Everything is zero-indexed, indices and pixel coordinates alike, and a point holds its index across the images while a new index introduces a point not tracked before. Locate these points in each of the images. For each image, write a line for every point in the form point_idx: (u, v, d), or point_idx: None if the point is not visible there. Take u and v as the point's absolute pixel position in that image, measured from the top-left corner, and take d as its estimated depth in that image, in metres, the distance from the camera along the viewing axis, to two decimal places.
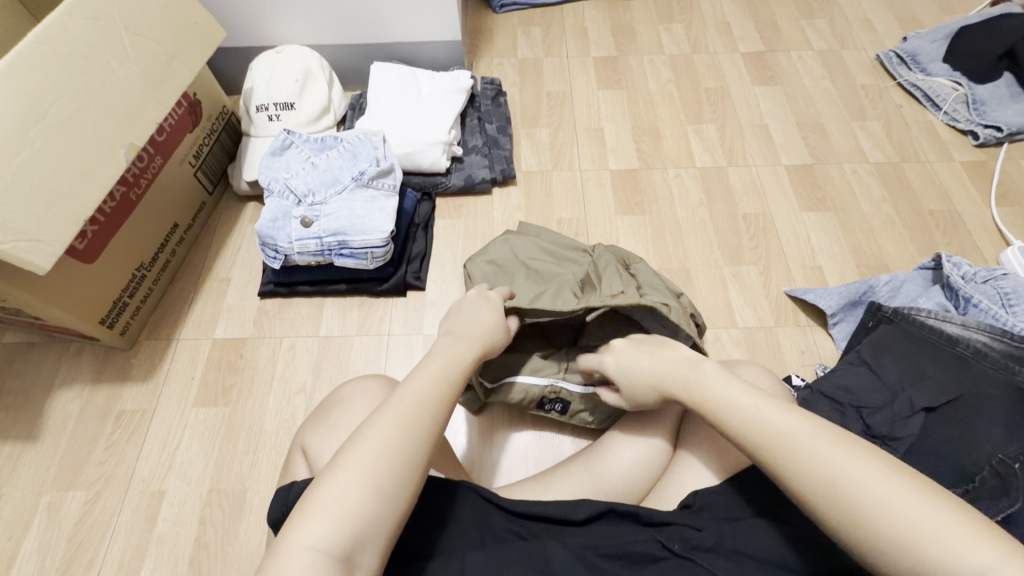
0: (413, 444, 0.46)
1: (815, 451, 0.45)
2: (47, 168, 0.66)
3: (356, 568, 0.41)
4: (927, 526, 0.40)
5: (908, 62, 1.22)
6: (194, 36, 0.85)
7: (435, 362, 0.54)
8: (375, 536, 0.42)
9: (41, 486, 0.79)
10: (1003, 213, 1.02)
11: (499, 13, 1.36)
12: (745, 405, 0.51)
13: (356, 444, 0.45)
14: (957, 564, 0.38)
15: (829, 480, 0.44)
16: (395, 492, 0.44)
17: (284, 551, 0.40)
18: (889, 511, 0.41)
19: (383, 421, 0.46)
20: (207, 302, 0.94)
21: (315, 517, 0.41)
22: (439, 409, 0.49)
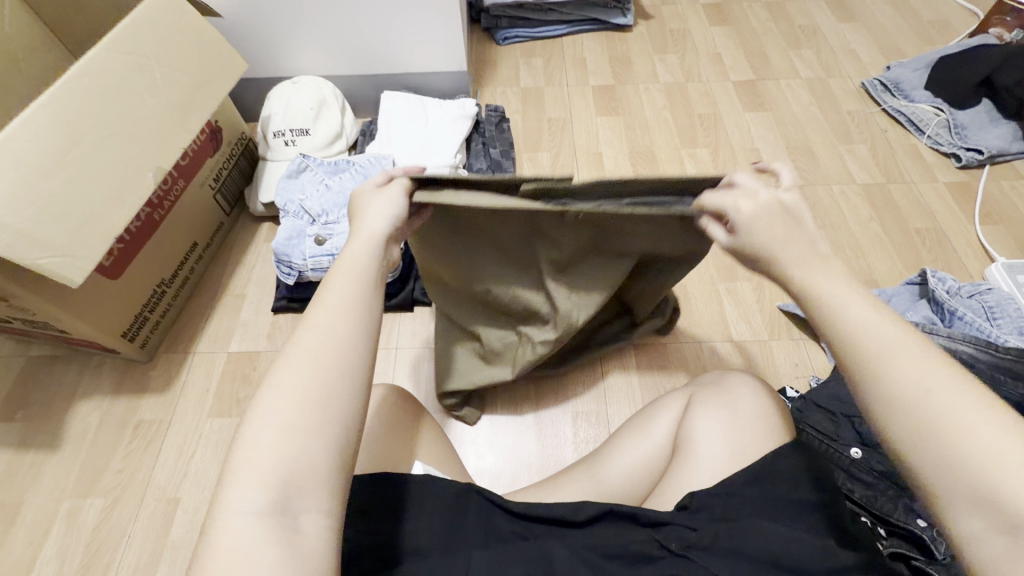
0: (320, 377, 0.41)
1: (901, 364, 0.39)
2: (84, 190, 0.71)
3: (299, 516, 0.38)
4: (998, 462, 0.35)
5: (892, 90, 1.28)
6: (218, 68, 0.91)
7: (338, 278, 0.45)
8: (313, 479, 0.39)
9: (62, 493, 0.81)
10: (987, 231, 1.06)
11: (502, 46, 1.44)
12: (840, 291, 0.43)
13: (262, 392, 0.40)
14: (1022, 512, 0.34)
15: (911, 394, 0.38)
16: (315, 426, 0.39)
17: (215, 524, 0.37)
18: (951, 440, 0.36)
19: (285, 363, 0.41)
20: (223, 317, 0.98)
21: (238, 482, 0.38)
22: (350, 326, 0.43)
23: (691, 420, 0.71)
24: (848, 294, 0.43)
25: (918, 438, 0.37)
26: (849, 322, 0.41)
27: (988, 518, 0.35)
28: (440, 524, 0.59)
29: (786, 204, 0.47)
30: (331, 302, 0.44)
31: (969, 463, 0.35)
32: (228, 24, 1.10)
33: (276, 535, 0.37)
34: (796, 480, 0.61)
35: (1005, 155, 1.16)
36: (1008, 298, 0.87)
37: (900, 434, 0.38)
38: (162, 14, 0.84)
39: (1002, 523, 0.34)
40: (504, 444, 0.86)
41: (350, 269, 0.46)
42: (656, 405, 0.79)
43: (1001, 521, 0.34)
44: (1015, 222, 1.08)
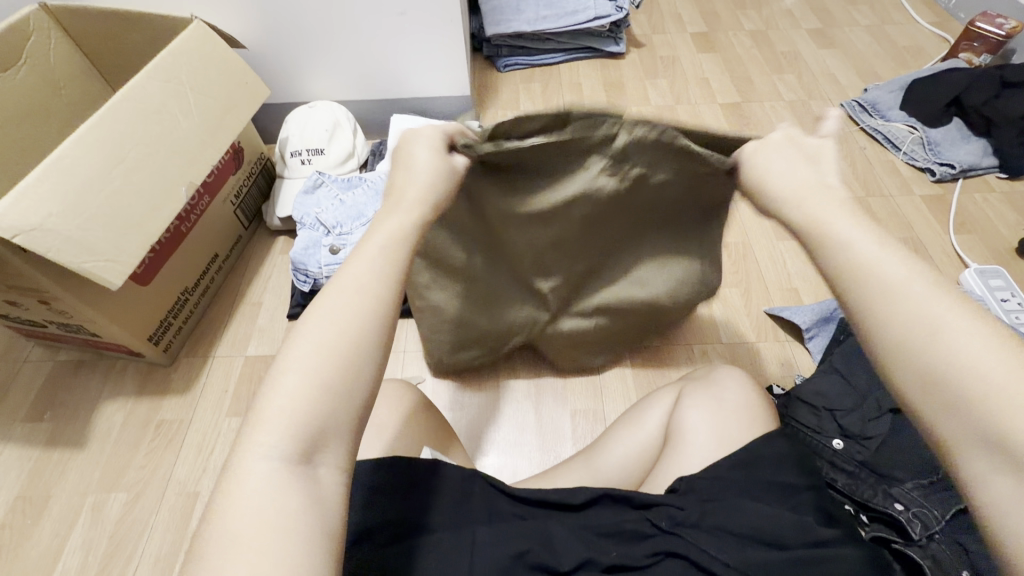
0: (348, 337, 0.43)
1: (910, 310, 0.38)
2: (123, 201, 0.78)
3: (318, 465, 0.41)
4: (1007, 407, 0.34)
5: (869, 110, 1.36)
6: (244, 92, 0.99)
7: (370, 246, 0.47)
8: (332, 434, 0.41)
9: (87, 488, 0.86)
10: (961, 240, 1.13)
11: (503, 72, 1.54)
12: (856, 237, 0.42)
13: (295, 346, 0.43)
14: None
15: (918, 333, 0.38)
16: (340, 385, 0.42)
17: (237, 463, 0.40)
18: (959, 387, 0.36)
19: (315, 320, 0.44)
20: (241, 323, 1.04)
21: (264, 426, 0.40)
22: (378, 293, 0.46)
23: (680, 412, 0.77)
24: (852, 227, 0.42)
25: (927, 385, 0.37)
26: (864, 269, 0.41)
27: (996, 455, 0.34)
28: (448, 505, 0.64)
29: (828, 154, 0.48)
30: (360, 268, 0.46)
31: (981, 400, 0.35)
32: (251, 54, 1.19)
33: (292, 479, 0.39)
34: (778, 462, 0.66)
35: (976, 169, 1.23)
36: (979, 300, 0.93)
37: (912, 383, 0.38)
38: (195, 46, 0.93)
39: (1018, 467, 0.33)
40: (506, 441, 0.91)
41: (382, 238, 0.48)
42: (650, 399, 0.84)
43: (1015, 461, 0.34)
44: (987, 231, 1.14)
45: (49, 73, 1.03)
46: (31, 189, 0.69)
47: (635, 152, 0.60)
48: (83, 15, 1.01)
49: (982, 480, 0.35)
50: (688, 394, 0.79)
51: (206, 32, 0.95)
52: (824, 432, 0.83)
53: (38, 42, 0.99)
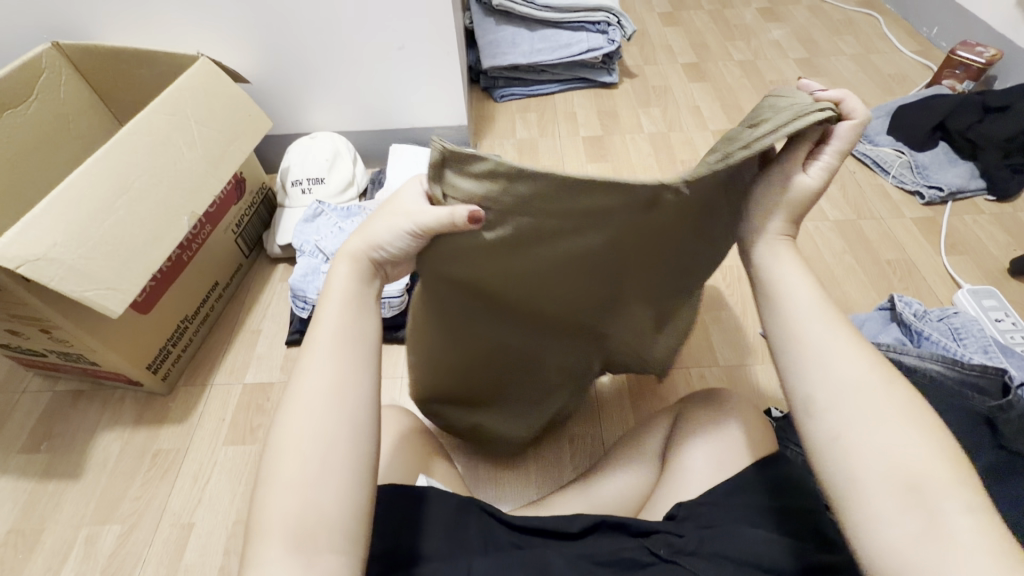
0: (317, 432, 0.46)
1: (834, 372, 0.47)
2: (127, 230, 0.80)
3: (319, 557, 0.43)
4: (914, 460, 0.43)
5: (857, 135, 1.39)
6: (247, 125, 1.03)
7: (319, 342, 0.50)
8: (326, 525, 0.43)
9: (81, 519, 0.85)
10: (953, 261, 1.14)
11: (499, 102, 1.58)
12: (811, 310, 0.50)
13: (271, 460, 0.46)
14: (938, 503, 0.41)
15: (836, 396, 0.46)
16: (324, 481, 0.44)
17: (247, 574, 0.42)
18: (874, 434, 0.44)
19: (285, 427, 0.46)
20: (239, 350, 1.05)
21: (262, 536, 0.43)
22: (338, 391, 0.48)
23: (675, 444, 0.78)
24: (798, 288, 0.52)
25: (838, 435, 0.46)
26: (811, 335, 0.49)
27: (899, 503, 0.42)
28: (440, 532, 0.63)
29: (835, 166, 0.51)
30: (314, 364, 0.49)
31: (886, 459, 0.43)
32: (254, 89, 1.23)
33: None
34: (775, 486, 0.66)
35: (965, 191, 1.25)
36: (973, 320, 0.94)
37: (846, 428, 0.45)
38: (203, 82, 0.96)
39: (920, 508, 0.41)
40: (502, 467, 0.91)
41: (329, 336, 0.51)
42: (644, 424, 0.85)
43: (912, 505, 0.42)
44: (979, 252, 1.16)
45: (58, 108, 1.06)
46: (38, 220, 0.71)
47: (674, 216, 0.53)
48: (93, 53, 1.05)
49: (883, 521, 0.43)
50: (683, 419, 0.79)
51: (212, 68, 0.99)
52: None
53: (49, 79, 1.03)
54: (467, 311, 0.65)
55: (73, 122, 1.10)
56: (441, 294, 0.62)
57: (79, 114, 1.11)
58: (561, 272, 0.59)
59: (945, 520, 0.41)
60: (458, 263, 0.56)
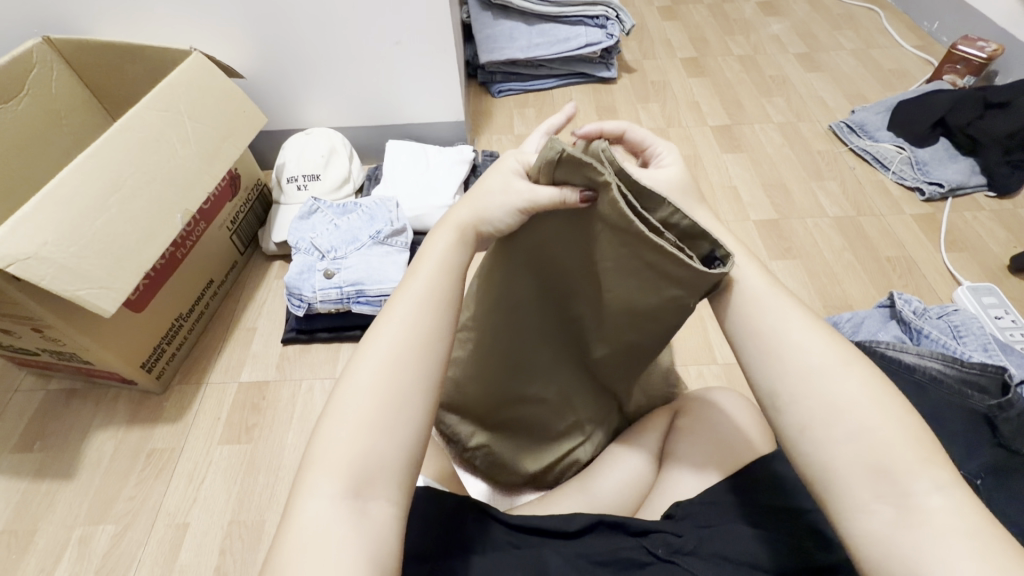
0: (394, 374, 0.46)
1: (798, 357, 0.47)
2: (119, 228, 0.79)
3: (369, 502, 0.42)
4: (885, 443, 0.42)
5: (857, 131, 1.38)
6: (242, 121, 1.01)
7: (415, 288, 0.50)
8: (383, 469, 0.43)
9: (74, 520, 0.84)
10: (953, 258, 1.14)
11: (497, 98, 1.57)
12: (769, 297, 0.50)
13: (341, 392, 0.46)
14: (912, 485, 0.40)
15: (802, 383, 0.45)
16: (391, 424, 0.44)
17: (296, 506, 0.42)
18: (855, 421, 0.43)
19: (358, 364, 0.47)
20: (235, 348, 1.04)
21: (319, 468, 0.43)
22: (420, 333, 0.48)
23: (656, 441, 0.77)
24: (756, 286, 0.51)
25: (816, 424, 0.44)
26: (768, 331, 0.49)
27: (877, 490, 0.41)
28: (438, 532, 0.63)
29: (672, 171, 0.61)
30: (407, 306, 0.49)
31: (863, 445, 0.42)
32: (248, 84, 1.22)
33: (348, 520, 0.41)
34: (773, 485, 0.65)
35: (965, 187, 1.25)
36: (973, 318, 0.93)
37: (814, 417, 0.44)
38: (196, 77, 0.95)
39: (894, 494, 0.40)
40: None
41: (423, 278, 0.51)
42: (642, 421, 0.84)
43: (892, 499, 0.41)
44: (979, 249, 1.15)
45: (49, 104, 1.05)
46: (28, 218, 0.70)
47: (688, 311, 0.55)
48: (84, 47, 1.03)
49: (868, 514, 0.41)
50: (682, 416, 0.79)
51: (205, 63, 0.97)
52: None
53: (40, 75, 1.01)
54: (520, 312, 0.66)
55: (65, 117, 1.09)
56: (501, 285, 0.64)
57: (71, 109, 1.09)
58: (618, 307, 0.58)
59: (919, 505, 0.40)
60: (536, 250, 0.60)
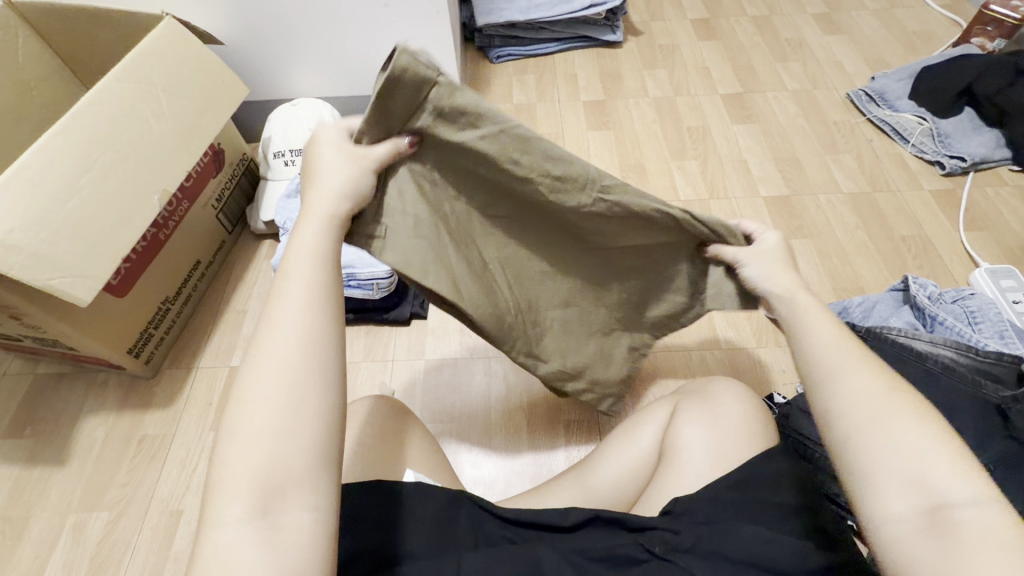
0: (286, 379, 0.39)
1: (854, 383, 0.45)
2: (91, 211, 0.74)
3: (281, 516, 0.37)
4: (916, 448, 0.40)
5: (877, 99, 1.30)
6: (221, 93, 0.95)
7: (289, 289, 0.42)
8: (296, 478, 0.38)
9: (67, 507, 0.84)
10: (972, 237, 1.09)
11: (496, 63, 1.48)
12: (830, 337, 0.49)
13: (231, 409, 0.39)
14: (946, 491, 0.39)
15: (852, 402, 0.44)
16: (293, 432, 0.38)
17: (203, 534, 0.37)
18: (899, 434, 0.41)
19: (248, 375, 0.40)
20: (225, 332, 1.02)
21: (220, 491, 0.37)
22: (310, 328, 0.41)
23: (766, 268, 0.58)
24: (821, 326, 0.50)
25: (863, 434, 0.42)
26: (822, 361, 0.47)
27: (909, 495, 0.39)
28: (431, 529, 0.61)
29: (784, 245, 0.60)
30: (272, 323, 0.41)
31: (908, 456, 0.40)
32: (229, 51, 1.14)
33: (262, 542, 0.36)
34: (776, 482, 0.63)
35: (989, 161, 1.18)
36: (989, 302, 0.89)
37: (851, 430, 0.43)
38: (169, 45, 0.88)
39: (928, 501, 0.39)
40: (498, 449, 0.89)
41: (302, 272, 0.44)
42: (644, 412, 0.82)
43: (926, 505, 0.39)
44: (999, 228, 1.10)
45: (17, 74, 0.99)
46: None
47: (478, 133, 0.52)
48: (48, 13, 0.96)
49: (896, 520, 0.39)
50: (684, 409, 0.76)
51: (179, 30, 0.90)
52: None
53: (3, 42, 0.95)
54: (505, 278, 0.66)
55: (37, 90, 1.03)
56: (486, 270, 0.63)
57: (42, 81, 1.03)
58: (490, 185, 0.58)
59: (953, 515, 0.38)
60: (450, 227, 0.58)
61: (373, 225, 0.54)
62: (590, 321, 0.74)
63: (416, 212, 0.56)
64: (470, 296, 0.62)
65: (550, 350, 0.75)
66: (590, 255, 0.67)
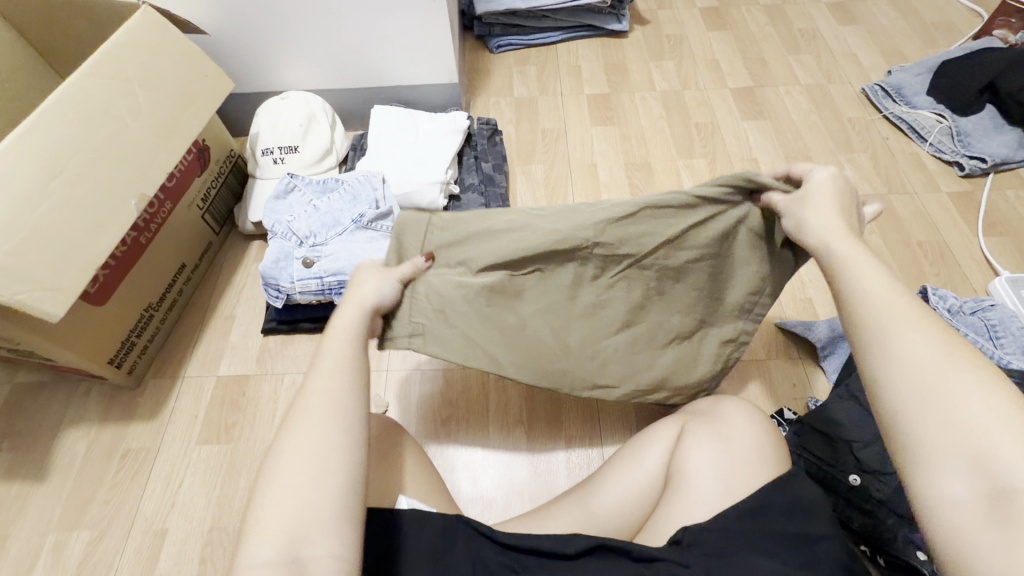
0: (318, 438, 0.46)
1: (912, 347, 0.42)
2: (62, 218, 0.69)
3: (306, 561, 0.42)
4: (978, 424, 0.38)
5: (893, 95, 1.25)
6: (204, 88, 0.89)
7: (324, 367, 0.50)
8: (320, 525, 0.43)
9: (47, 526, 0.81)
10: (991, 243, 1.04)
11: (496, 53, 1.41)
12: (881, 292, 0.46)
13: (271, 463, 0.46)
14: (1010, 475, 0.37)
15: (910, 371, 0.42)
16: (322, 484, 0.44)
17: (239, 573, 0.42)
18: (962, 410, 0.39)
19: (286, 436, 0.46)
20: (212, 339, 0.97)
21: (256, 533, 0.43)
22: (340, 396, 0.48)
23: (816, 203, 0.54)
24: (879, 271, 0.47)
25: (920, 408, 0.40)
26: (877, 317, 0.45)
27: (973, 478, 0.38)
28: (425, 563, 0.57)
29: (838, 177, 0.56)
30: (309, 395, 0.48)
31: (971, 434, 0.38)
32: (213, 41, 1.08)
33: None
34: (790, 512, 0.60)
35: (1010, 163, 1.13)
36: (1012, 315, 0.85)
37: (909, 400, 0.41)
38: (145, 36, 0.82)
39: (988, 485, 0.37)
40: (497, 467, 0.85)
41: (333, 354, 0.51)
42: (649, 432, 0.78)
43: (988, 489, 0.37)
44: (1020, 233, 1.05)
45: None
46: None
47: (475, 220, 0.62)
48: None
49: (954, 503, 0.38)
50: (691, 431, 0.72)
51: (156, 20, 0.84)
52: (840, 467, 0.76)
53: None
54: (546, 327, 0.68)
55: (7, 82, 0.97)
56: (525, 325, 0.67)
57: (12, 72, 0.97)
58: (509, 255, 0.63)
59: (1021, 500, 0.36)
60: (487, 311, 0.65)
61: (408, 327, 0.62)
62: (653, 335, 0.73)
63: (444, 301, 0.63)
64: (513, 362, 0.68)
65: (618, 376, 0.74)
66: (627, 274, 0.67)
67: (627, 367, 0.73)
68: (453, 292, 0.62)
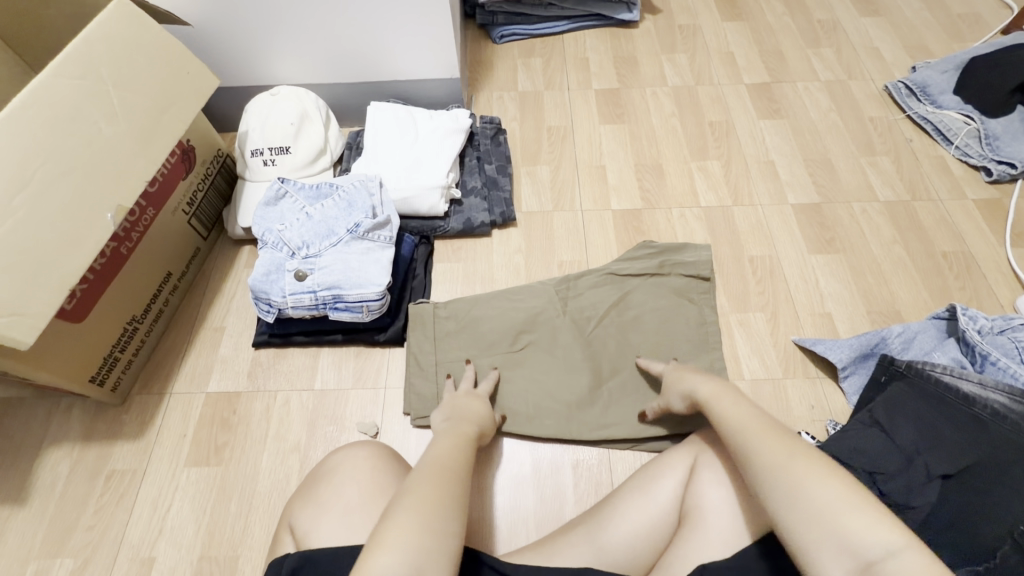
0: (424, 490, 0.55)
1: (766, 453, 0.53)
2: (30, 236, 0.64)
3: None
4: (833, 508, 0.46)
5: (918, 94, 1.18)
6: (186, 86, 0.83)
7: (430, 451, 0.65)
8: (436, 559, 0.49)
9: (28, 553, 0.77)
10: (1019, 254, 0.99)
11: (499, 44, 1.34)
12: (741, 422, 0.58)
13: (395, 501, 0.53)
14: (865, 550, 0.44)
15: (774, 470, 0.51)
16: None
17: None
18: (814, 497, 0.48)
19: None
20: (201, 352, 0.93)
21: None
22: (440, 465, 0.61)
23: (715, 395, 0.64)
24: (738, 401, 0.62)
25: (787, 501, 0.49)
26: (741, 440, 0.56)
27: (842, 555, 0.44)
28: None
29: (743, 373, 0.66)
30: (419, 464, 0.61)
31: (827, 517, 0.46)
32: (198, 33, 1.01)
33: None
34: None
35: None
36: None
37: (774, 501, 0.50)
38: (119, 31, 0.76)
39: (857, 563, 0.44)
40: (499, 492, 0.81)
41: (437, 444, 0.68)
42: (659, 460, 0.73)
43: (858, 562, 0.44)
44: None
45: None
46: None
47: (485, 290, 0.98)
48: None
49: None
50: (705, 464, 0.68)
51: (132, 12, 0.77)
52: None
53: None
54: (549, 392, 0.86)
55: None
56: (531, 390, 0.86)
57: None
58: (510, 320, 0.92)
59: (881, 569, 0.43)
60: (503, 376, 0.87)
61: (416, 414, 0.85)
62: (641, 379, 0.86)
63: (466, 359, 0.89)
64: (525, 414, 0.85)
65: (619, 419, 0.84)
66: (597, 328, 0.91)
67: (625, 410, 0.85)
68: (484, 356, 0.89)
